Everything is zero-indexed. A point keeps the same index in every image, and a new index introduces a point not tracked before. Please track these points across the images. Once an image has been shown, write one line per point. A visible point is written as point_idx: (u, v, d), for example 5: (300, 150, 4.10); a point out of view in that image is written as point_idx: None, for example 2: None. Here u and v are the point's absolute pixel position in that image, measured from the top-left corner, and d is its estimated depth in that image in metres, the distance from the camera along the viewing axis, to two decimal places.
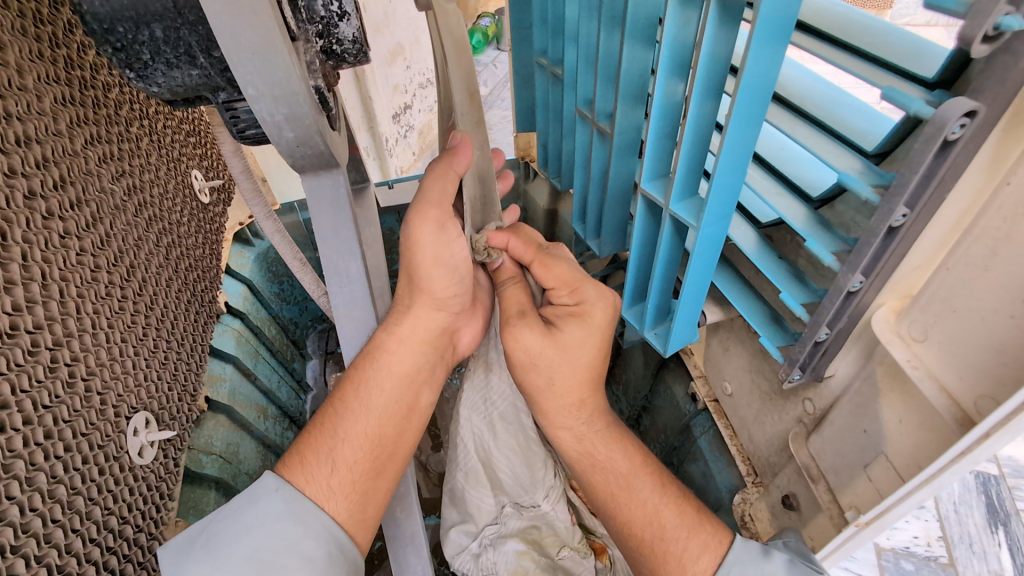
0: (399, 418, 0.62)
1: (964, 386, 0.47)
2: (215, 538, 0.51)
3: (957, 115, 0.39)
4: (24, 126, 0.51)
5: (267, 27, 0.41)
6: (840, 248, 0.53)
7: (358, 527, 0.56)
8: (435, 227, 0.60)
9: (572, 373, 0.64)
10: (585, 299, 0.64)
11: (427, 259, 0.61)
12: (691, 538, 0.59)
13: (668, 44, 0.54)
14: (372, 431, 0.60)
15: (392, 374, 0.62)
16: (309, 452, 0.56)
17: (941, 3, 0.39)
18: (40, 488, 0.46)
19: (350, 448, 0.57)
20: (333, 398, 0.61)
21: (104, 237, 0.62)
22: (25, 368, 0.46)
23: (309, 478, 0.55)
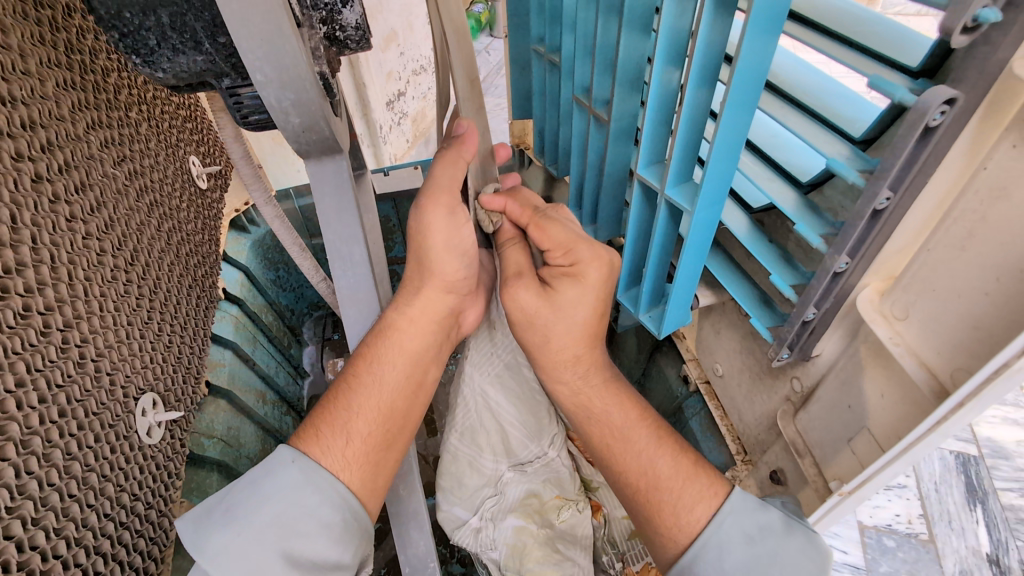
0: (409, 393, 0.63)
1: (943, 360, 0.49)
2: (235, 506, 0.53)
3: (937, 103, 0.41)
4: (29, 112, 0.52)
5: (274, 14, 0.42)
6: (827, 231, 0.55)
7: (370, 495, 0.58)
8: (446, 212, 0.61)
9: (567, 329, 0.66)
10: (581, 260, 0.64)
11: (431, 245, 0.62)
12: (686, 487, 0.60)
13: (665, 32, 0.55)
14: (384, 405, 0.61)
15: (403, 350, 0.62)
16: (324, 426, 0.58)
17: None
18: (55, 464, 0.48)
19: (363, 422, 0.59)
20: (345, 375, 0.61)
21: (108, 221, 0.62)
22: (39, 348, 0.48)
23: (324, 450, 0.56)
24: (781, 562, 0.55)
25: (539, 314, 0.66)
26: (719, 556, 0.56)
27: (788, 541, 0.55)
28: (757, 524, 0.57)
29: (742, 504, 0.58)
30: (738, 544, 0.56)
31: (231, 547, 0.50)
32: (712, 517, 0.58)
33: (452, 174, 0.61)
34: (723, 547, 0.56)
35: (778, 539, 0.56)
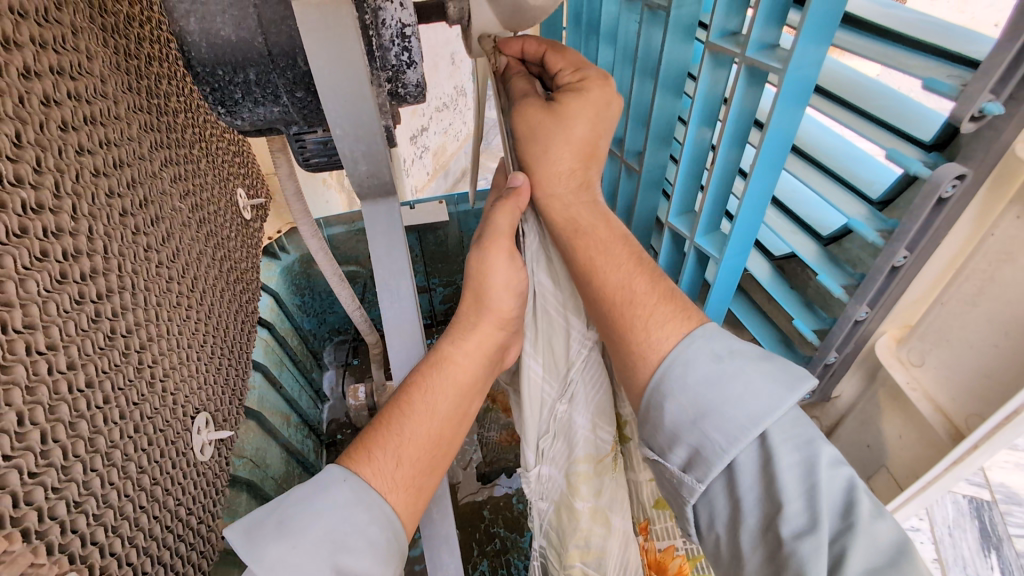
0: (457, 422, 0.64)
1: (957, 406, 0.56)
2: (287, 520, 0.53)
3: (948, 179, 0.49)
4: (119, 151, 0.59)
5: (358, 80, 0.47)
6: (849, 282, 0.61)
7: (412, 519, 0.59)
8: (508, 256, 0.64)
9: (567, 145, 0.64)
10: (587, 78, 0.65)
11: (493, 284, 0.64)
12: (658, 306, 0.59)
13: (701, 96, 0.64)
14: (432, 433, 0.61)
15: (454, 382, 0.64)
16: (376, 447, 0.59)
17: (934, 86, 0.48)
18: (131, 476, 0.51)
19: (414, 446, 0.60)
20: (396, 399, 0.62)
21: (174, 251, 0.67)
22: (120, 368, 0.52)
23: (376, 470, 0.57)
24: (743, 377, 0.54)
25: (566, 197, 0.65)
26: (683, 371, 0.56)
27: (757, 367, 0.54)
28: (726, 347, 0.55)
29: (714, 332, 0.57)
30: (704, 362, 0.55)
31: (284, 561, 0.51)
32: (680, 340, 0.57)
33: (509, 219, 0.64)
34: (688, 365, 0.56)
35: (746, 361, 0.55)
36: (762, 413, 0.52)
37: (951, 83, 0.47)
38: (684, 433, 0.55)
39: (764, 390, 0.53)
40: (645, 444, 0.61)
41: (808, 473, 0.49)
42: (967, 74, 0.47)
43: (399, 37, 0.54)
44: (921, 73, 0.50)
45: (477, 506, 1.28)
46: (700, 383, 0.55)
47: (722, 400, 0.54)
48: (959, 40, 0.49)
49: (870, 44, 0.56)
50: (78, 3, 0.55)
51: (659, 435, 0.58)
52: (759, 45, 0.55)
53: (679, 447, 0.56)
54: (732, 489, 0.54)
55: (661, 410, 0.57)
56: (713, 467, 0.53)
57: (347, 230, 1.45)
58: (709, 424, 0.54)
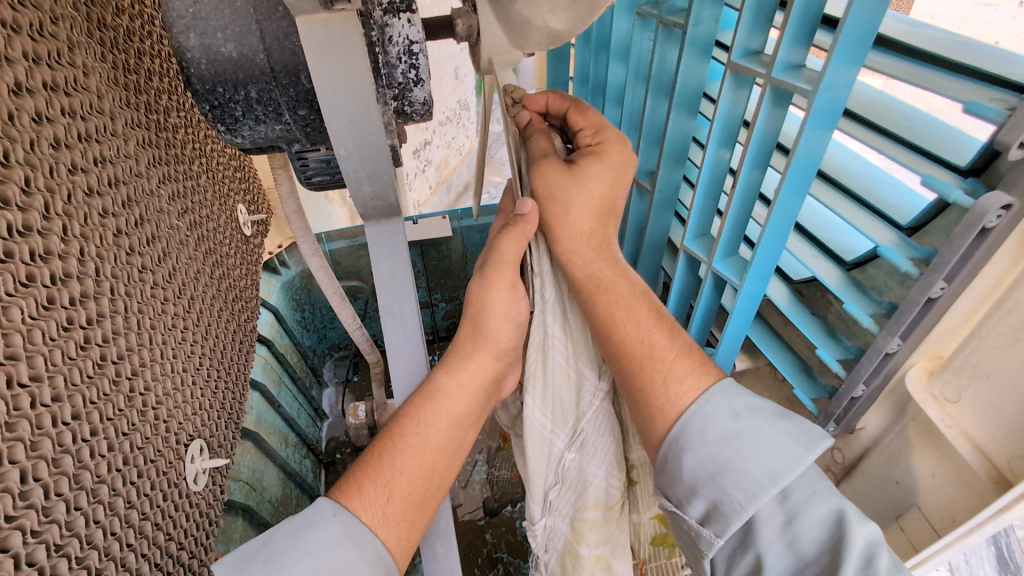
0: (451, 454, 0.61)
1: (998, 445, 0.54)
2: (276, 557, 0.51)
3: (994, 208, 0.47)
4: (114, 169, 0.56)
5: (364, 99, 0.46)
6: (878, 310, 0.61)
7: (404, 554, 0.56)
8: (510, 285, 0.62)
9: (584, 202, 0.62)
10: (604, 141, 0.65)
11: (493, 314, 0.62)
12: (677, 360, 0.59)
13: (722, 117, 0.64)
14: (426, 465, 0.58)
15: (448, 412, 0.61)
16: (366, 481, 0.56)
17: (977, 110, 0.47)
18: (118, 513, 0.48)
19: (407, 479, 0.57)
20: (389, 429, 0.59)
21: (170, 271, 0.65)
22: (110, 398, 0.49)
23: (366, 505, 0.55)
24: (764, 435, 0.54)
25: (587, 255, 0.63)
26: (703, 427, 0.56)
27: (775, 422, 0.55)
28: (746, 403, 0.56)
29: (731, 388, 0.57)
30: (723, 418, 0.56)
31: None
32: (700, 395, 0.57)
33: (517, 247, 0.61)
34: (707, 421, 0.56)
35: (764, 417, 0.55)
36: (781, 472, 0.52)
37: (996, 108, 0.46)
38: (706, 486, 0.55)
39: (784, 447, 0.53)
40: (659, 494, 0.60)
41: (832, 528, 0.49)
42: (1010, 97, 0.47)
43: (406, 54, 0.52)
44: (959, 95, 0.49)
45: (480, 529, 1.24)
46: (718, 439, 0.55)
47: (745, 461, 0.54)
48: (996, 61, 0.49)
49: (900, 64, 0.55)
50: (75, 18, 0.53)
51: (677, 487, 0.58)
52: (785, 65, 0.55)
53: (698, 497, 0.56)
54: (749, 539, 0.54)
55: (678, 463, 0.57)
56: (732, 523, 0.54)
57: (348, 245, 1.43)
58: (726, 482, 0.54)
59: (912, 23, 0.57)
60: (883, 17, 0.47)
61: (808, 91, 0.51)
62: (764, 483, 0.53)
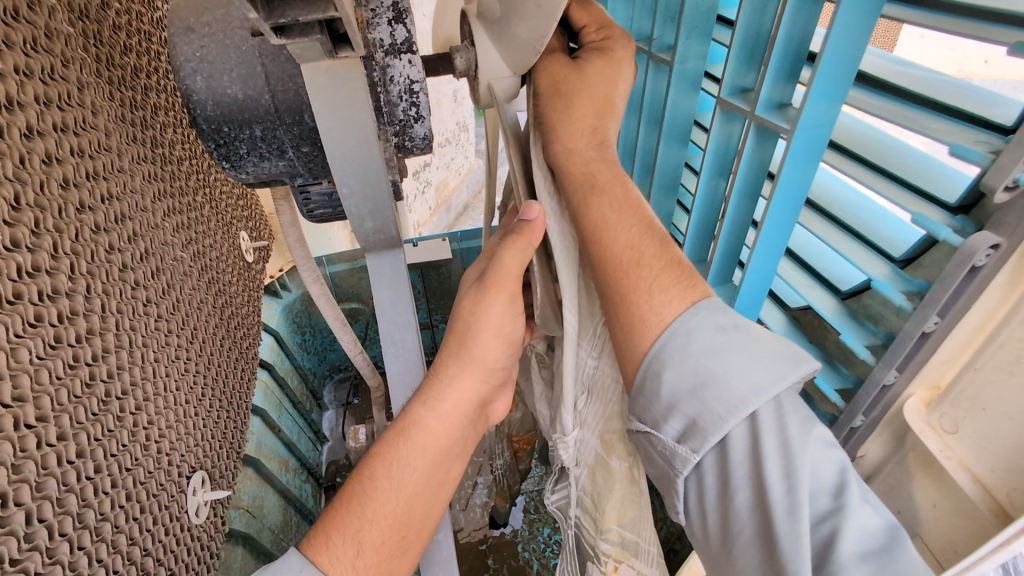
0: (431, 494, 0.57)
1: (996, 478, 0.53)
2: None
3: (983, 247, 0.49)
4: (120, 205, 0.57)
5: (368, 140, 0.47)
6: (873, 341, 0.63)
7: None
8: (506, 299, 0.60)
9: None
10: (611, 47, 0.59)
11: (483, 329, 0.60)
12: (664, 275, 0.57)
13: (713, 150, 0.66)
14: (400, 511, 0.55)
15: (426, 450, 0.57)
16: (334, 533, 0.53)
17: (962, 153, 0.48)
18: (121, 550, 0.48)
19: (377, 530, 0.53)
20: (360, 473, 0.56)
21: (174, 304, 0.66)
22: (114, 433, 0.50)
23: (333, 561, 0.51)
24: (746, 350, 0.52)
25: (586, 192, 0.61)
26: (686, 338, 0.53)
27: (756, 340, 0.52)
28: (731, 318, 0.53)
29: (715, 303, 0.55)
30: (707, 332, 0.53)
31: None
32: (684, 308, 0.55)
33: (519, 260, 0.58)
34: (690, 332, 0.53)
35: (749, 332, 0.53)
36: (760, 385, 0.50)
37: (980, 150, 0.47)
38: (692, 412, 0.53)
39: (765, 367, 0.51)
40: (634, 417, 0.58)
41: (795, 459, 0.48)
42: (995, 140, 0.48)
43: (407, 93, 0.53)
44: (946, 137, 0.51)
45: (481, 554, 1.23)
46: (702, 352, 0.53)
47: (728, 355, 0.52)
48: (982, 103, 0.50)
49: (887, 104, 0.57)
50: (85, 59, 0.54)
51: (654, 406, 0.56)
52: (769, 103, 0.57)
53: (674, 401, 0.54)
54: (724, 464, 0.52)
55: (657, 380, 0.55)
56: (710, 437, 0.52)
57: (349, 268, 1.44)
58: (707, 394, 0.52)
59: (900, 63, 0.59)
60: (861, 60, 0.49)
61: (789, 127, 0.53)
62: (694, 362, 0.53)
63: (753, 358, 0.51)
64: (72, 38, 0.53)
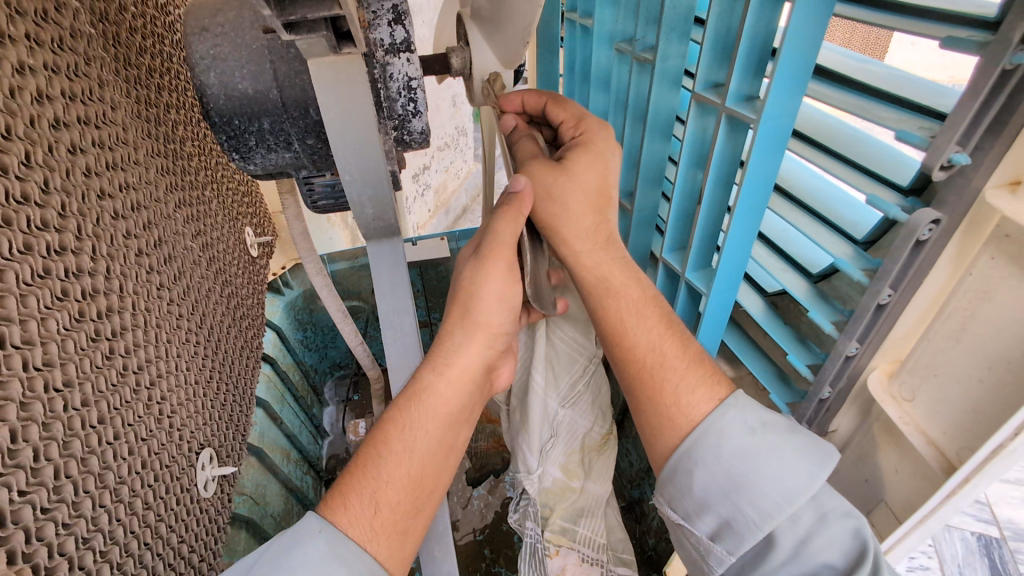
0: (440, 458, 0.62)
1: (948, 437, 0.56)
2: None
3: (924, 223, 0.53)
4: (136, 195, 0.61)
5: (368, 130, 0.50)
6: (839, 318, 0.66)
7: (397, 566, 0.57)
8: (503, 265, 0.65)
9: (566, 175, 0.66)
10: (588, 131, 0.66)
11: (474, 285, 0.64)
12: (688, 368, 0.63)
13: (689, 141, 0.70)
14: (413, 473, 0.60)
15: (435, 415, 0.62)
16: (352, 493, 0.57)
17: (906, 138, 0.52)
18: (137, 512, 0.52)
19: (393, 490, 0.58)
20: (375, 438, 0.61)
21: (184, 289, 0.69)
22: (131, 405, 0.53)
23: (352, 520, 0.56)
24: (776, 453, 0.56)
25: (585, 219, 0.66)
26: (717, 445, 0.58)
27: (788, 438, 0.57)
28: (760, 418, 0.58)
29: (745, 403, 0.60)
30: (739, 434, 0.58)
31: None
32: (714, 407, 0.60)
33: (512, 228, 0.63)
34: (722, 436, 0.58)
35: (779, 438, 0.57)
36: (794, 492, 0.54)
37: (920, 135, 0.51)
38: (727, 514, 0.58)
39: (797, 470, 0.55)
40: (664, 504, 0.63)
41: (826, 526, 0.52)
42: (935, 125, 0.51)
43: (406, 89, 0.57)
44: (893, 125, 0.54)
45: (478, 544, 1.26)
46: (733, 456, 0.58)
47: (766, 454, 0.56)
48: (928, 94, 0.54)
49: (847, 96, 0.61)
50: (104, 58, 0.58)
51: (688, 502, 0.61)
52: (738, 96, 0.61)
53: (708, 501, 0.59)
54: (764, 557, 0.56)
55: (690, 477, 0.60)
56: (745, 541, 0.56)
57: (350, 266, 1.48)
58: (740, 498, 0.56)
59: (859, 61, 0.62)
60: (818, 53, 0.53)
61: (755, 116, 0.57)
62: (721, 470, 0.58)
63: (780, 462, 0.56)
64: (93, 38, 0.56)
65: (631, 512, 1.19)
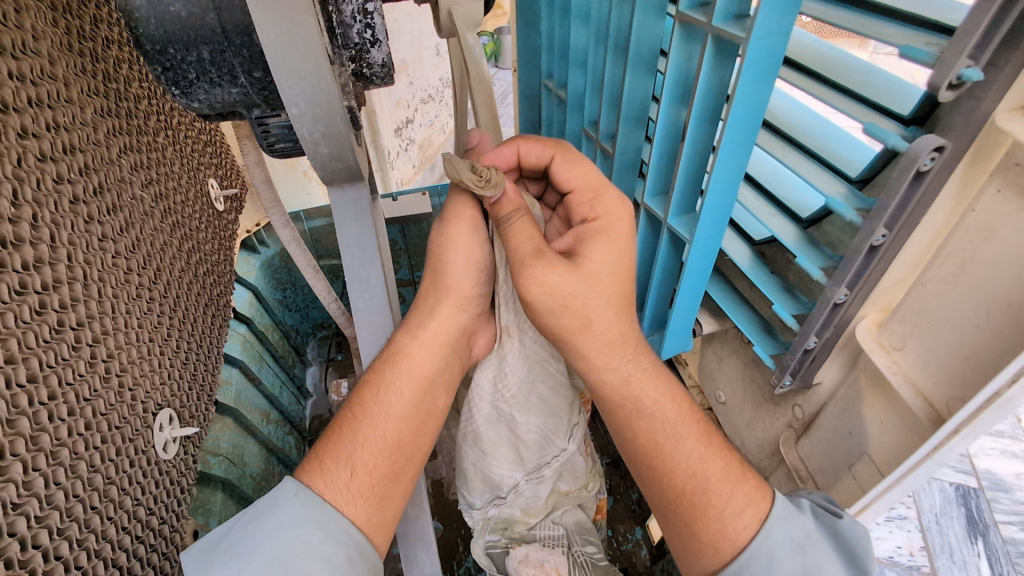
0: (417, 423, 0.61)
1: (938, 390, 0.55)
2: (238, 544, 0.52)
3: (927, 150, 0.48)
4: (70, 136, 0.54)
5: (313, 54, 0.45)
6: (828, 264, 0.63)
7: (377, 530, 0.56)
8: (470, 226, 0.61)
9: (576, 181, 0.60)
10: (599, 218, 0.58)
11: (444, 238, 0.60)
12: (734, 490, 0.57)
13: (673, 74, 0.65)
14: (389, 437, 0.58)
15: (411, 378, 0.60)
16: (327, 458, 0.56)
17: (912, 54, 0.47)
18: (80, 476, 0.49)
19: (369, 453, 0.57)
20: (351, 404, 0.60)
21: (135, 242, 0.64)
22: (68, 362, 0.49)
23: (329, 483, 0.55)
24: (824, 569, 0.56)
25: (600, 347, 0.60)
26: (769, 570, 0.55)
27: (828, 552, 0.56)
28: (803, 538, 0.56)
29: (786, 513, 0.57)
30: (787, 554, 0.56)
31: None
32: (760, 528, 0.56)
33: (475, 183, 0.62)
34: (773, 559, 0.55)
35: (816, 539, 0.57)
36: None
37: (928, 50, 0.46)
38: None
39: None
40: None
41: None
42: (944, 41, 0.46)
43: (361, 14, 0.52)
44: (898, 42, 0.49)
45: None
46: None
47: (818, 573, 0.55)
48: (938, 9, 0.49)
49: (847, 15, 0.55)
50: None
51: None
52: (725, 15, 0.56)
53: None
54: None
55: None
56: None
57: (328, 223, 1.42)
58: None
59: None
60: None
61: (743, 38, 0.52)
62: None
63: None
64: None
65: (616, 468, 1.19)
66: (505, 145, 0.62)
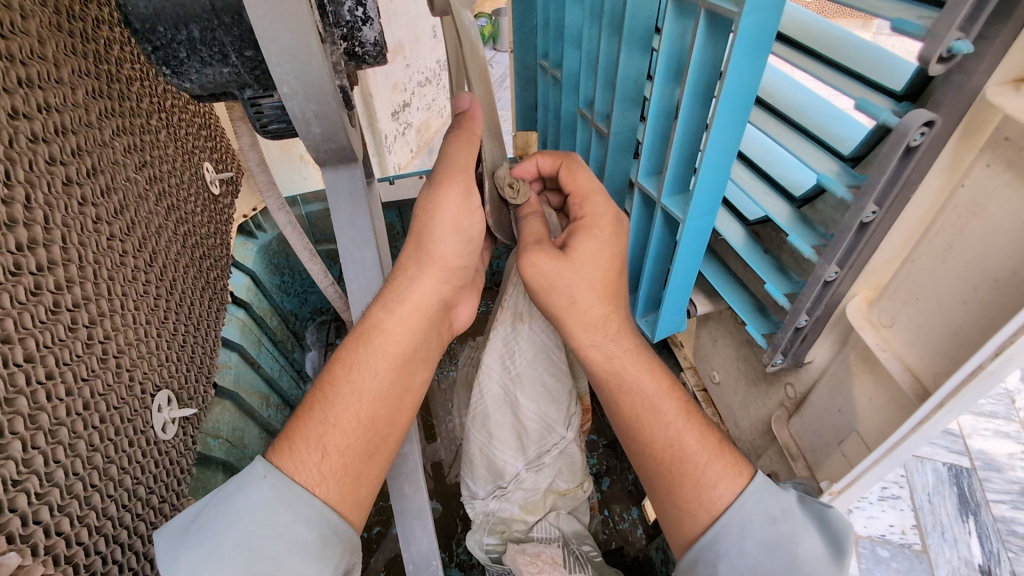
0: (393, 400, 0.61)
1: (926, 366, 0.55)
2: (209, 525, 0.53)
3: (917, 125, 0.48)
4: (61, 118, 0.54)
5: (303, 32, 0.45)
6: (819, 243, 0.63)
7: (351, 509, 0.58)
8: (465, 203, 0.61)
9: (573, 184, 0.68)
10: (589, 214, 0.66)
11: (438, 219, 0.60)
12: (711, 462, 0.60)
13: (666, 51, 0.65)
14: (363, 415, 0.59)
15: (387, 356, 0.60)
16: (298, 438, 0.57)
17: (903, 27, 0.47)
18: (79, 454, 0.50)
19: (341, 433, 0.57)
20: (323, 381, 0.60)
21: (129, 224, 0.64)
22: (65, 343, 0.50)
23: (299, 464, 0.55)
24: (800, 542, 0.56)
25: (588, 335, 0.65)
26: (740, 534, 0.57)
27: (806, 526, 0.57)
28: (780, 505, 0.58)
29: (764, 485, 0.59)
30: (760, 521, 0.57)
31: (202, 568, 0.51)
32: (737, 496, 0.58)
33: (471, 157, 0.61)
34: (744, 527, 0.57)
35: (796, 516, 0.58)
36: None
37: (920, 22, 0.46)
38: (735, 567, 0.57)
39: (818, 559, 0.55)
40: None
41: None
42: (934, 13, 0.46)
43: None
44: (890, 15, 0.49)
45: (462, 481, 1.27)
46: (757, 548, 0.57)
47: (792, 541, 0.56)
48: None
49: None
50: None
51: None
52: None
53: None
54: None
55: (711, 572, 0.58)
56: None
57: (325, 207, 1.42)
58: None
59: None
60: None
61: (736, 12, 0.52)
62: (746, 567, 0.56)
63: (802, 544, 0.56)
64: None
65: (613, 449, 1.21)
66: (524, 160, 0.72)
